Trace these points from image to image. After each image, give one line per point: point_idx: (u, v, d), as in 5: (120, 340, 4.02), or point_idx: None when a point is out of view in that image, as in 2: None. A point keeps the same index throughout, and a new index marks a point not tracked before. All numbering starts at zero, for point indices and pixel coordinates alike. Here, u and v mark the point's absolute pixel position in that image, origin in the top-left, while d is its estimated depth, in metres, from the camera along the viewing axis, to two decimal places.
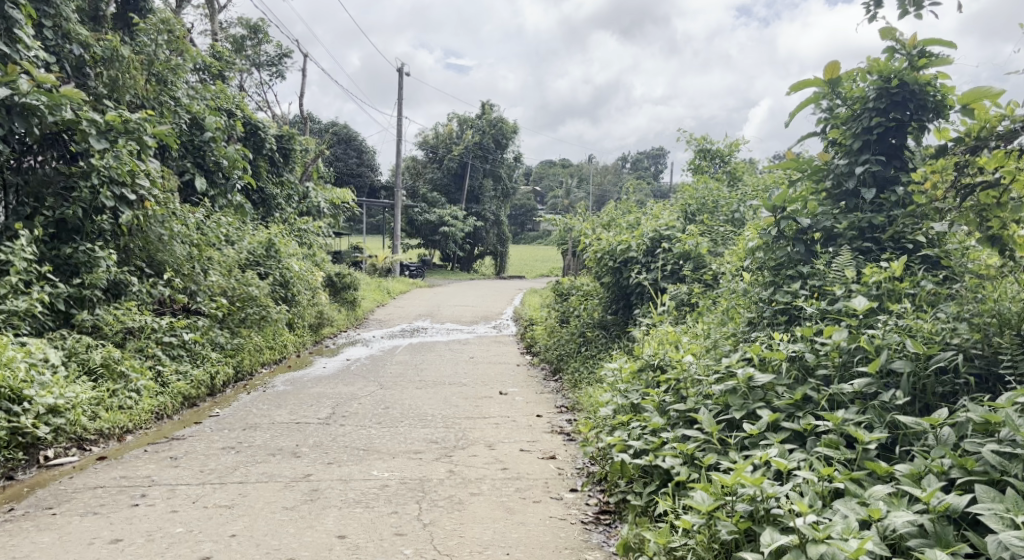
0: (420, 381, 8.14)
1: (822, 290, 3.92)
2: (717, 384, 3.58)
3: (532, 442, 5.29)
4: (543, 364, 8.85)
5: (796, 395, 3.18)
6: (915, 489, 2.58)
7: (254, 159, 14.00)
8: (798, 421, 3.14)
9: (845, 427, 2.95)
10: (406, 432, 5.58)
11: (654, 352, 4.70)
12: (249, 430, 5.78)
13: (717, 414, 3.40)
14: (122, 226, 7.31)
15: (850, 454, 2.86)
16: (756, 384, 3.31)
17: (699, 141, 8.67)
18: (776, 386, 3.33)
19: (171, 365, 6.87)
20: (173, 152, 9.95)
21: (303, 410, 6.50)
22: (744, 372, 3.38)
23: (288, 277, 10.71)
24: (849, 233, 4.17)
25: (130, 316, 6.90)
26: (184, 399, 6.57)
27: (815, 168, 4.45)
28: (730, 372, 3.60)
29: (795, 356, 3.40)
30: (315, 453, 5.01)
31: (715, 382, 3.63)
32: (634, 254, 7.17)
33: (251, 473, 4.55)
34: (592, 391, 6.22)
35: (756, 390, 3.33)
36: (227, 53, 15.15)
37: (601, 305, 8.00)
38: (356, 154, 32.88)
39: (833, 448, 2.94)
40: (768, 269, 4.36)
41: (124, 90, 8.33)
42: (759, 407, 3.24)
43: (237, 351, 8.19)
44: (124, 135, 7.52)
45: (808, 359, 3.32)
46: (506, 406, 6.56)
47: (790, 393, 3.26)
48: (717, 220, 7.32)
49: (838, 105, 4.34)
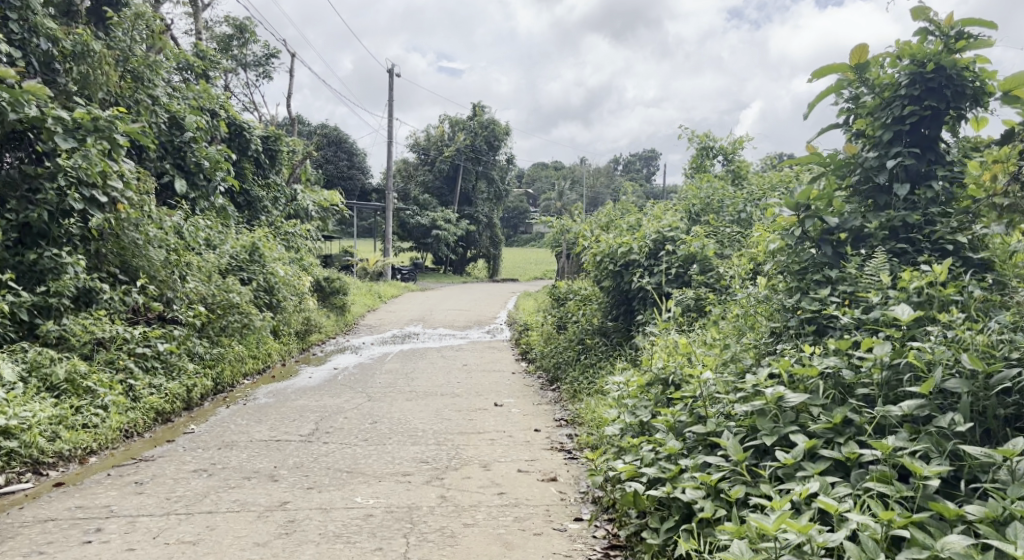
0: (410, 391, 7.75)
1: (854, 297, 3.56)
2: (740, 403, 3.23)
3: (529, 462, 4.89)
4: (539, 373, 8.47)
5: (836, 418, 2.86)
6: (1007, 545, 2.25)
7: (238, 161, 13.59)
8: (839, 448, 2.83)
9: (899, 459, 2.64)
10: (394, 451, 5.18)
11: (664, 363, 4.32)
12: (225, 449, 5.37)
13: (741, 438, 3.08)
14: (91, 230, 6.92)
15: (909, 492, 2.57)
16: (787, 404, 2.98)
17: (701, 138, 8.29)
18: (810, 407, 2.99)
19: (143, 379, 6.41)
20: (151, 153, 9.51)
21: (284, 426, 6.10)
22: (773, 391, 3.05)
23: (273, 282, 10.30)
24: (882, 235, 3.89)
25: (99, 325, 6.47)
26: (157, 415, 6.14)
27: (838, 163, 4.10)
28: (755, 389, 3.24)
29: (828, 372, 3.07)
30: (295, 476, 4.61)
31: (738, 400, 3.26)
32: (636, 257, 6.78)
33: (222, 501, 4.13)
34: (594, 404, 5.84)
35: (786, 411, 3.01)
36: (211, 52, 14.74)
37: (601, 311, 7.63)
38: (346, 156, 32.29)
39: (886, 483, 2.64)
40: (790, 273, 3.99)
41: (96, 87, 7.91)
42: (792, 432, 2.92)
43: (217, 362, 7.77)
44: (93, 134, 7.07)
45: (847, 376, 3.00)
46: (502, 420, 6.17)
47: (828, 416, 2.93)
48: (723, 221, 6.95)
49: (864, 93, 4.03)
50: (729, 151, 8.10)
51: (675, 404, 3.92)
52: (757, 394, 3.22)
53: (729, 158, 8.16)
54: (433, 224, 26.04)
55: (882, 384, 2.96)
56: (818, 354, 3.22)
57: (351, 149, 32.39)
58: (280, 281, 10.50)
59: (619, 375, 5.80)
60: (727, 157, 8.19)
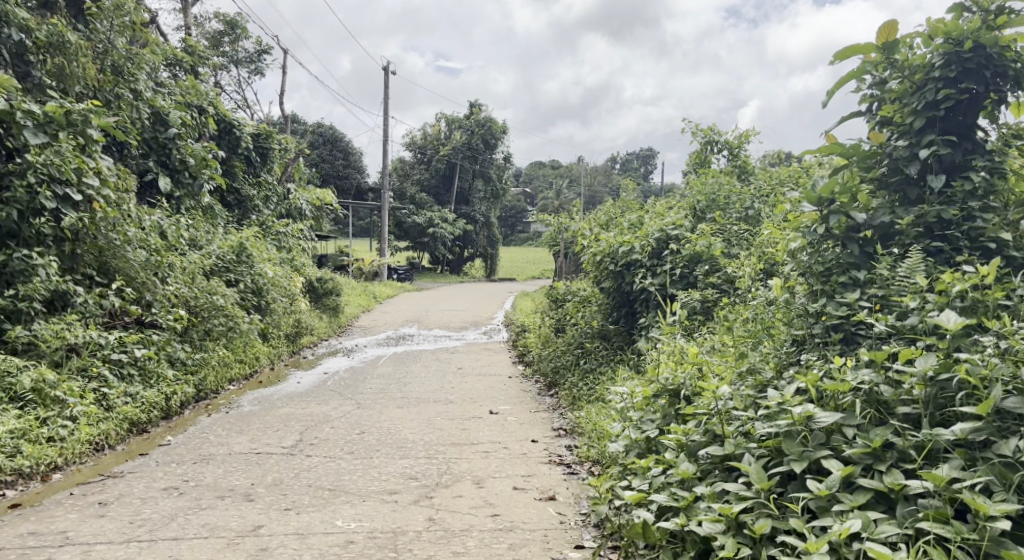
0: (402, 398, 7.40)
1: (888, 302, 3.26)
2: (763, 422, 2.96)
3: (526, 478, 4.54)
4: (537, 377, 8.14)
5: (875, 443, 2.65)
6: None
7: (228, 159, 13.22)
8: (882, 478, 2.63)
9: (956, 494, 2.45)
10: (381, 466, 4.82)
11: (671, 372, 3.98)
12: (200, 463, 5.01)
13: (767, 463, 2.86)
14: (65, 231, 6.54)
15: (971, 534, 2.37)
16: (817, 425, 2.76)
17: (706, 132, 7.93)
18: (846, 428, 2.78)
19: (118, 387, 6.04)
20: (133, 149, 9.13)
21: (265, 438, 5.74)
22: (801, 410, 2.83)
23: (261, 284, 9.94)
24: (914, 232, 3.56)
25: (71, 330, 6.10)
26: (132, 426, 5.78)
27: (862, 154, 3.76)
28: (780, 406, 2.96)
29: (861, 388, 2.87)
30: (273, 495, 4.25)
31: (760, 418, 3.00)
32: (639, 257, 6.42)
33: (191, 525, 3.79)
34: (597, 414, 5.49)
35: (816, 432, 2.79)
36: (199, 47, 14.36)
37: (601, 313, 7.29)
38: (342, 155, 31.84)
39: (943, 523, 2.44)
40: (812, 275, 3.68)
41: (72, 80, 7.54)
42: (826, 459, 2.71)
43: (200, 368, 7.42)
44: (67, 129, 6.71)
45: (885, 392, 2.79)
46: (497, 430, 5.84)
47: (866, 440, 2.72)
48: (730, 218, 6.60)
49: (891, 78, 3.73)
50: (735, 146, 7.74)
51: (687, 418, 3.60)
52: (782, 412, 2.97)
53: (735, 153, 7.81)
54: (430, 223, 25.66)
55: (925, 402, 2.75)
56: (850, 366, 2.98)
57: (346, 148, 31.98)
58: (268, 282, 10.14)
59: (625, 383, 5.46)
60: (732, 152, 7.84)
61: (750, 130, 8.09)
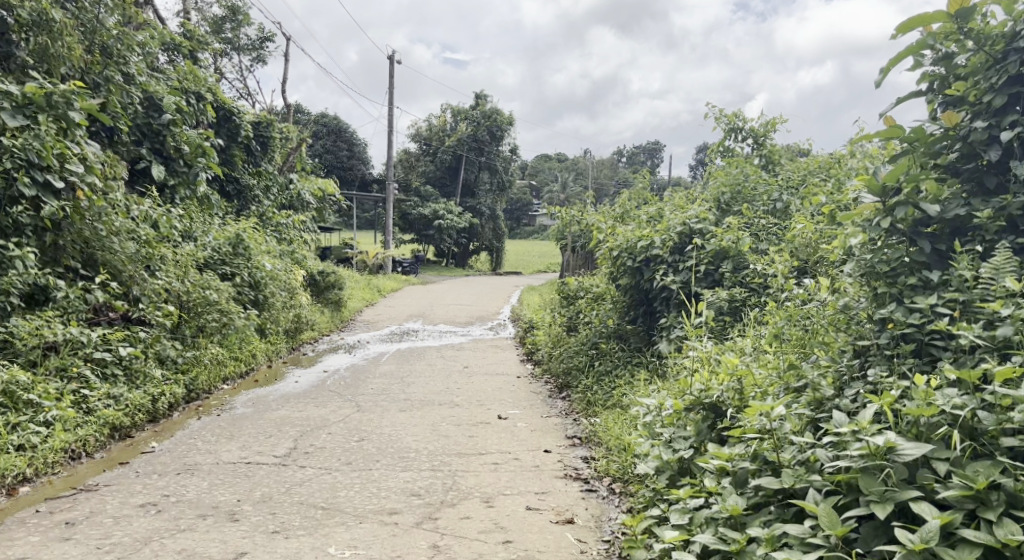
0: (405, 400, 6.97)
1: (969, 308, 3.02)
2: (828, 450, 2.68)
3: (540, 496, 4.12)
4: (548, 377, 7.73)
5: (979, 485, 2.35)
6: None
7: (227, 148, 12.80)
8: (986, 526, 2.34)
9: None
10: (380, 480, 4.41)
11: (706, 383, 3.58)
12: (184, 474, 4.59)
13: (839, 502, 2.57)
14: (46, 220, 6.14)
15: None
16: (901, 459, 2.48)
17: (729, 119, 7.48)
18: (937, 462, 2.51)
19: (99, 388, 5.63)
20: (124, 135, 8.72)
21: (256, 445, 5.31)
22: (882, 441, 2.53)
23: (258, 277, 9.53)
24: (996, 227, 3.17)
25: (50, 326, 5.69)
26: (114, 431, 5.38)
27: (927, 138, 3.38)
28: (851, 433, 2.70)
29: (954, 413, 2.60)
30: (259, 515, 3.84)
31: (823, 446, 2.77)
32: (659, 252, 5.97)
33: (166, 551, 3.41)
34: (616, 423, 5.06)
35: (898, 467, 2.49)
36: (199, 32, 13.94)
37: (617, 311, 6.86)
38: (346, 146, 31.33)
39: None
40: (875, 277, 3.30)
41: (57, 62, 7.13)
42: (915, 502, 2.41)
43: (190, 366, 7.02)
44: (47, 112, 6.30)
45: (987, 423, 2.52)
46: (507, 438, 5.44)
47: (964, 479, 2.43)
48: (757, 211, 6.15)
49: (965, 52, 3.35)
50: (761, 134, 7.27)
51: (728, 438, 3.23)
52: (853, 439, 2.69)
53: (760, 142, 7.35)
54: (435, 215, 25.22)
55: None
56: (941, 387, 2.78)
57: (351, 139, 31.51)
58: (266, 275, 9.74)
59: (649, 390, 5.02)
60: (757, 141, 7.37)
61: (775, 118, 7.62)
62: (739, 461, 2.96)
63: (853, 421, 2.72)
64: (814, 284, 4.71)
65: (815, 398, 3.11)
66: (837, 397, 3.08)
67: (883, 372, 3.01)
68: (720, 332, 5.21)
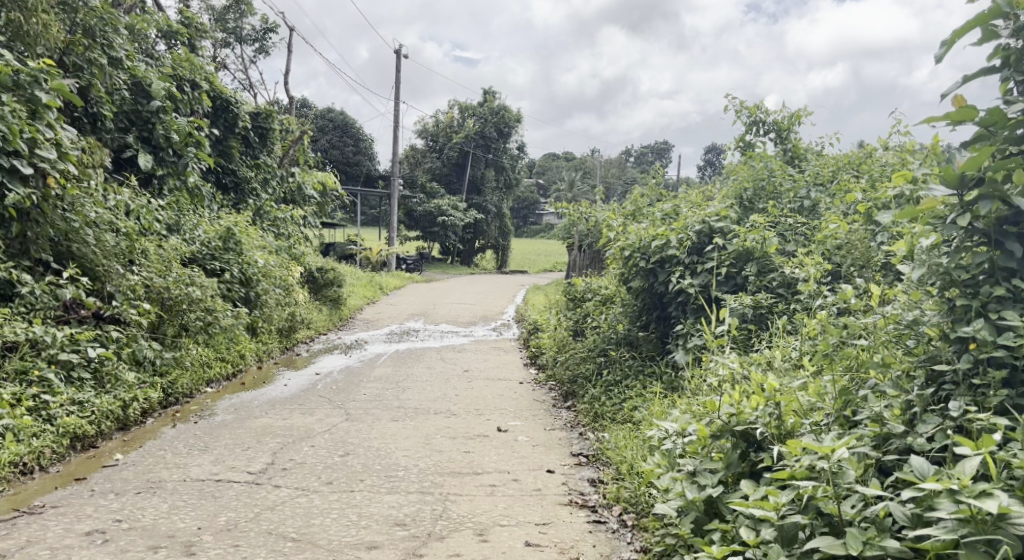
0: (398, 407, 6.49)
1: None
2: (915, 510, 2.43)
3: (541, 528, 3.65)
4: (553, 384, 7.26)
5: None
6: None
7: (223, 138, 12.32)
8: None
9: None
10: (361, 506, 3.94)
11: (737, 406, 3.14)
12: (144, 494, 4.13)
13: None
14: (10, 210, 5.64)
15: None
16: (1017, 532, 2.22)
17: (752, 110, 6.95)
18: None
19: (63, 393, 5.16)
20: (109, 122, 8.27)
21: (230, 459, 4.84)
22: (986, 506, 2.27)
23: (249, 273, 9.08)
24: None
25: (9, 325, 5.22)
26: (74, 440, 4.90)
27: (1007, 121, 2.88)
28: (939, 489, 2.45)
29: None
30: (220, 548, 3.40)
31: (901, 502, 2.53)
32: (675, 253, 5.44)
33: None
34: (629, 442, 4.56)
35: (1009, 538, 2.24)
36: (197, 19, 13.47)
37: (627, 315, 6.37)
38: (352, 142, 30.85)
39: None
40: (953, 286, 2.93)
41: (33, 41, 6.65)
42: None
43: (169, 369, 6.55)
44: (14, 94, 5.80)
45: None
46: (505, 455, 4.96)
47: None
48: (784, 208, 5.61)
49: None
50: (785, 127, 6.75)
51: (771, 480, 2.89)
52: (943, 495, 2.43)
53: (783, 136, 6.82)
54: (440, 212, 24.74)
55: None
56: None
57: (357, 134, 31.03)
58: (258, 271, 9.30)
59: (668, 407, 4.52)
60: (780, 134, 6.84)
61: (800, 110, 7.08)
62: (788, 513, 2.62)
63: (940, 474, 2.47)
64: (852, 291, 4.21)
65: (879, 435, 2.82)
66: (908, 434, 2.77)
67: (970, 405, 2.69)
68: (744, 341, 4.71)
